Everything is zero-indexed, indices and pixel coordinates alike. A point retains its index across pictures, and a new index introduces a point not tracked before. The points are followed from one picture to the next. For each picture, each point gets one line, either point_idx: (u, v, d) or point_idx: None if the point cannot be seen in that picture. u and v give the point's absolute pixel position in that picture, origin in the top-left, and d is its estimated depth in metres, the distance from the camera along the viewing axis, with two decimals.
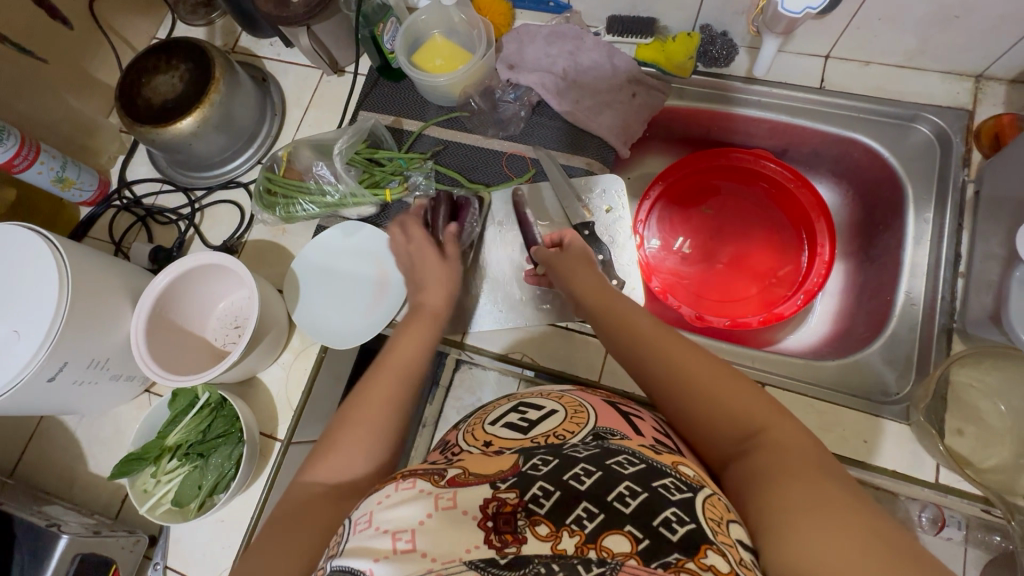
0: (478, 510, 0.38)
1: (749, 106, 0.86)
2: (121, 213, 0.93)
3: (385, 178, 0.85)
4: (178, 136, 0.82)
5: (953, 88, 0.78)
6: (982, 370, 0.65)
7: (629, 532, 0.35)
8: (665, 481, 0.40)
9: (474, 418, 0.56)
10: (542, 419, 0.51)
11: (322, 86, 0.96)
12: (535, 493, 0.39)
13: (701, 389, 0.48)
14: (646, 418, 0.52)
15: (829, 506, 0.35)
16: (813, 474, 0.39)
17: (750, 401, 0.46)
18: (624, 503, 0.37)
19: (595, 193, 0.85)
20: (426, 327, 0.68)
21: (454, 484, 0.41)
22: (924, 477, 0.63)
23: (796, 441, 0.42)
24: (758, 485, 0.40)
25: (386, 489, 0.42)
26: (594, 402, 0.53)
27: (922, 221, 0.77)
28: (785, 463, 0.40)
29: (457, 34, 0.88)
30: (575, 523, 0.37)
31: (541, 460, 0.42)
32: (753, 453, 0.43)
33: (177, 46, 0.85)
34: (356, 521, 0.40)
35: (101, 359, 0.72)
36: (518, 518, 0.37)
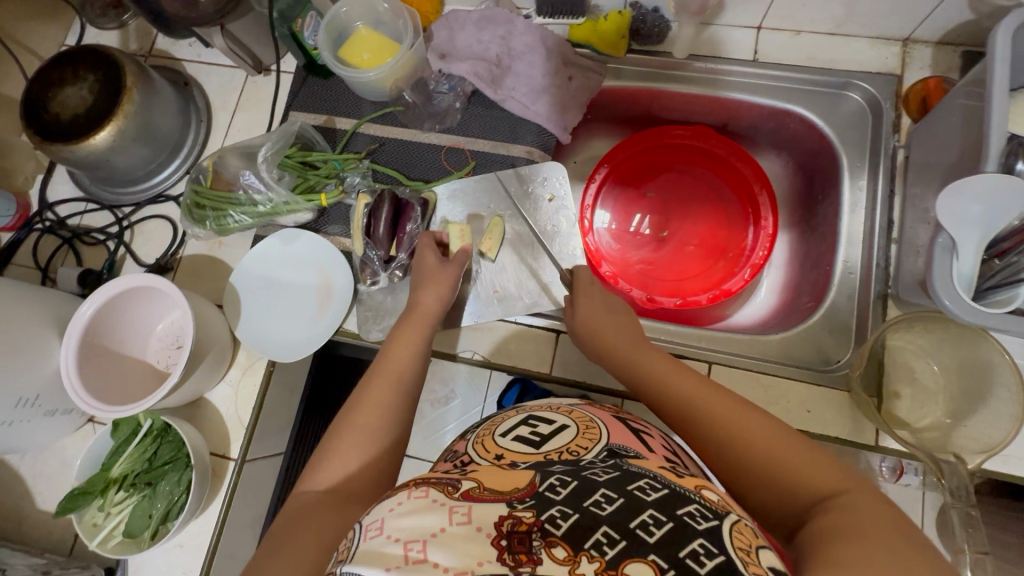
0: (493, 526, 0.38)
1: (738, 89, 0.83)
2: (45, 236, 0.88)
3: (320, 182, 0.82)
4: (94, 152, 0.77)
5: (882, 53, 0.78)
6: (914, 333, 0.67)
7: (653, 562, 0.36)
8: (690, 509, 0.40)
9: (484, 427, 0.58)
10: (555, 434, 0.53)
11: (248, 87, 0.92)
12: (552, 514, 0.39)
13: (749, 439, 0.47)
14: (655, 434, 0.55)
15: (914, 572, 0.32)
16: (891, 535, 0.35)
17: (809, 463, 0.44)
18: (648, 531, 0.38)
19: (537, 182, 0.84)
20: (420, 327, 0.67)
21: (468, 497, 0.42)
22: (864, 440, 0.66)
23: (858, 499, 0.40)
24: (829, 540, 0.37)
25: (397, 496, 0.42)
26: (605, 419, 0.56)
27: (857, 189, 0.77)
28: (853, 519, 0.37)
29: (384, 25, 0.84)
30: (594, 548, 0.37)
31: (558, 481, 0.43)
32: (819, 517, 0.40)
33: (84, 54, 0.80)
34: (365, 527, 0.40)
35: (30, 397, 0.68)
36: (533, 539, 0.37)
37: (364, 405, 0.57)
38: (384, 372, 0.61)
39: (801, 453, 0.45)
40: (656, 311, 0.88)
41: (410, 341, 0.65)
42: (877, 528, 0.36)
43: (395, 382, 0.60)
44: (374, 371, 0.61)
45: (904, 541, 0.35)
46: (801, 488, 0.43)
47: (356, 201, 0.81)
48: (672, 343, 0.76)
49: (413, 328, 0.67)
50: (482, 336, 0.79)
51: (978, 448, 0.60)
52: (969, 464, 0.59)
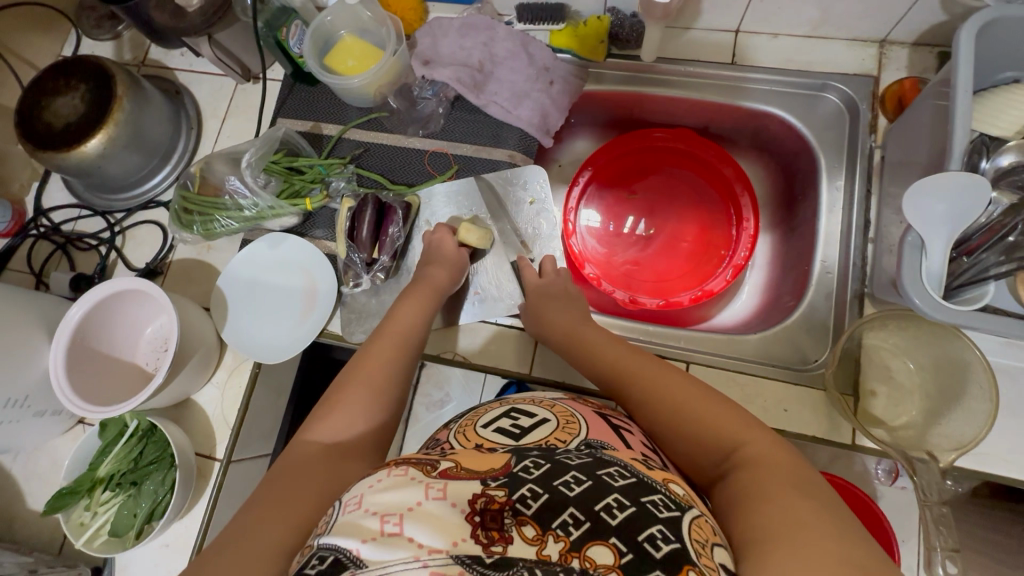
0: (467, 503, 0.39)
1: (756, 97, 0.83)
2: (40, 242, 0.90)
3: (305, 187, 0.83)
4: (85, 159, 0.79)
5: (859, 55, 0.78)
6: (889, 331, 0.67)
7: (613, 545, 0.37)
8: (654, 498, 0.41)
9: (466, 419, 0.59)
10: (535, 427, 0.53)
11: (237, 95, 0.94)
12: (524, 493, 0.40)
13: (683, 411, 0.52)
14: (635, 431, 0.55)
15: (800, 525, 0.37)
16: (788, 492, 0.40)
17: (732, 424, 0.49)
18: (611, 514, 0.39)
19: (518, 185, 0.85)
20: (421, 306, 0.70)
21: (445, 475, 0.42)
22: (840, 439, 0.66)
23: (772, 461, 0.44)
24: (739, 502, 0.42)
25: (378, 474, 0.43)
26: (585, 413, 0.57)
27: (835, 189, 0.78)
28: (761, 480, 0.42)
29: (369, 34, 0.86)
30: (560, 528, 0.38)
31: (532, 463, 0.43)
32: (731, 474, 0.45)
33: (78, 66, 0.82)
34: (346, 502, 0.41)
35: (20, 397, 0.70)
36: (505, 516, 0.39)
37: (359, 376, 0.58)
38: (389, 334, 0.64)
39: (728, 418, 0.49)
40: (637, 311, 0.88)
41: (417, 309, 0.69)
42: (780, 487, 0.41)
43: (399, 347, 0.63)
44: (378, 334, 0.64)
45: (800, 495, 0.40)
46: (717, 444, 0.48)
47: (340, 205, 0.82)
48: (649, 343, 0.77)
49: (408, 307, 0.69)
50: (463, 336, 0.80)
51: (951, 445, 0.60)
52: (941, 461, 0.59)
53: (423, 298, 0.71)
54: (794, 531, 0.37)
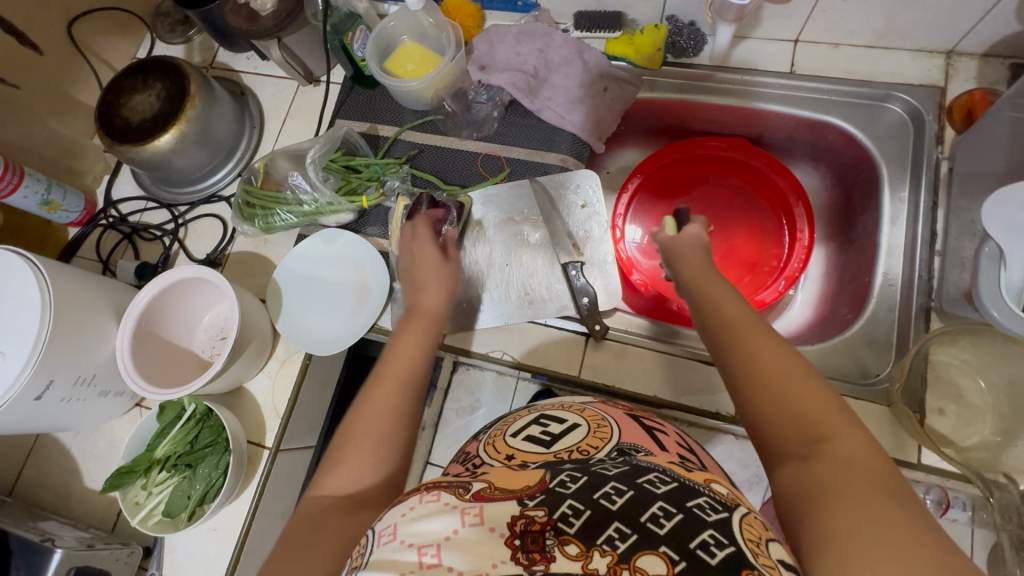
0: (506, 527, 0.38)
1: (766, 99, 0.84)
2: (108, 232, 0.94)
3: (362, 184, 0.85)
4: (157, 153, 0.83)
5: (924, 66, 0.77)
6: (959, 347, 0.64)
7: (664, 554, 0.36)
8: (700, 501, 0.40)
9: (495, 428, 0.58)
10: (565, 433, 0.53)
11: (298, 97, 0.97)
12: (565, 512, 0.39)
13: (777, 386, 0.43)
14: (669, 431, 0.55)
15: (889, 536, 0.31)
16: (879, 497, 0.34)
17: (827, 409, 0.41)
18: (658, 523, 0.38)
19: (570, 189, 0.85)
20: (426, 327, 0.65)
21: (480, 498, 0.42)
22: (907, 458, 0.63)
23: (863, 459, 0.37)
24: (813, 492, 0.36)
25: (409, 501, 0.42)
26: (617, 416, 0.56)
27: (898, 200, 0.76)
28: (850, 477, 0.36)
29: (428, 39, 0.88)
30: (607, 543, 0.37)
31: (568, 477, 0.43)
32: (817, 458, 0.38)
33: (154, 66, 0.87)
34: (379, 533, 0.40)
35: (88, 376, 0.73)
36: (546, 537, 0.37)
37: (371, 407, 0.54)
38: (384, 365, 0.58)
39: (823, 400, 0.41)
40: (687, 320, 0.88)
41: (410, 335, 0.63)
42: (869, 495, 0.34)
43: (398, 373, 0.57)
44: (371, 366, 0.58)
45: (893, 505, 0.34)
46: (807, 423, 0.40)
47: (396, 203, 0.83)
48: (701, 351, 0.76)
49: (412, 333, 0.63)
50: (515, 339, 0.80)
51: None
52: (1021, 484, 0.57)
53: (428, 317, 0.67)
54: (879, 539, 0.31)
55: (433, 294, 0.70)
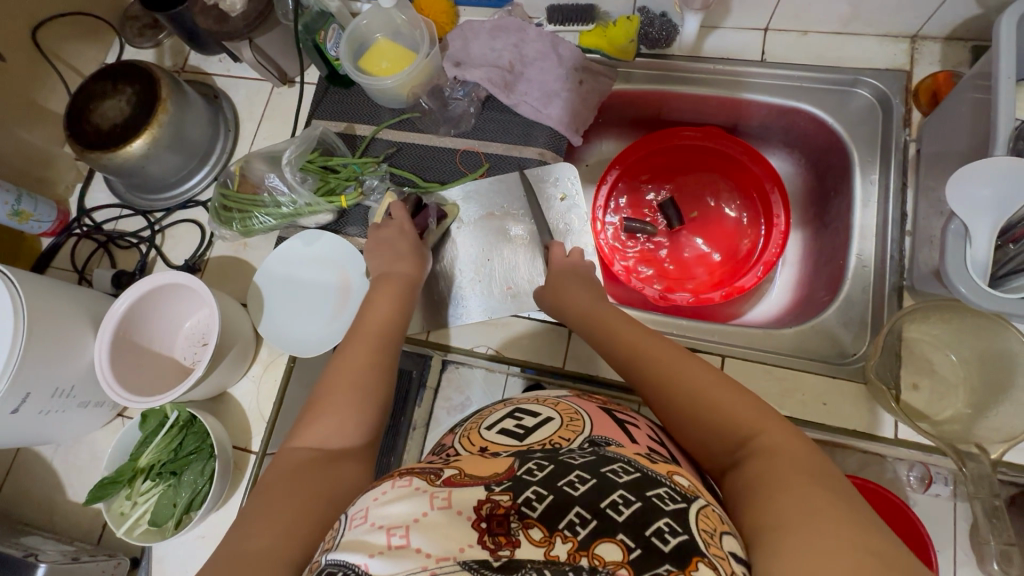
0: (472, 510, 0.39)
1: (756, 89, 0.84)
2: (83, 241, 0.93)
3: (340, 185, 0.84)
4: (129, 159, 0.81)
5: (890, 50, 0.79)
6: (931, 324, 0.66)
7: (621, 541, 0.37)
8: (660, 490, 0.41)
9: (470, 422, 0.59)
10: (539, 425, 0.53)
11: (273, 98, 0.96)
12: (529, 496, 0.40)
13: (698, 399, 0.49)
14: (640, 425, 0.55)
15: (814, 514, 0.36)
16: (804, 482, 0.39)
17: (747, 410, 0.47)
18: (617, 511, 0.38)
19: (548, 182, 0.85)
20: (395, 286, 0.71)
21: (449, 483, 0.42)
22: (883, 434, 0.65)
23: (787, 451, 0.42)
24: (749, 491, 0.41)
25: (382, 487, 0.42)
26: (589, 410, 0.56)
27: (869, 182, 0.77)
28: (779, 469, 0.40)
29: (402, 36, 0.88)
30: (567, 529, 0.38)
31: (536, 465, 0.43)
32: (748, 460, 0.43)
33: (123, 70, 0.85)
34: (351, 516, 0.40)
35: (66, 387, 0.72)
36: (511, 521, 0.38)
37: (344, 365, 0.58)
38: (365, 330, 0.64)
39: (741, 403, 0.47)
40: (670, 308, 0.89)
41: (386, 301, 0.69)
42: (792, 478, 0.39)
43: (378, 341, 0.62)
44: (354, 331, 0.64)
45: (815, 485, 0.38)
46: (734, 430, 0.46)
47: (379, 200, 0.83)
48: (683, 337, 0.76)
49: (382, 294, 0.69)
50: (498, 330, 0.80)
51: (1001, 438, 0.59)
52: (992, 454, 0.58)
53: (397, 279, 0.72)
54: (805, 522, 0.35)
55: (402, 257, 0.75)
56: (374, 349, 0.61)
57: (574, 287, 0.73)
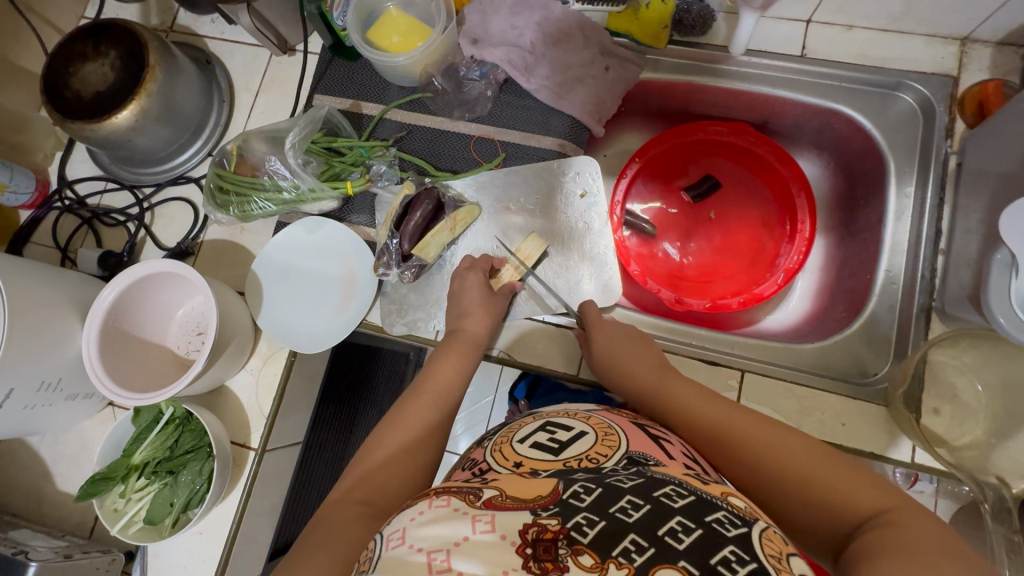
0: (517, 534, 0.38)
1: (786, 86, 0.80)
2: (65, 215, 0.87)
3: (345, 169, 0.79)
4: (115, 131, 0.75)
5: (939, 53, 0.74)
6: (959, 349, 0.64)
7: (683, 568, 0.36)
8: (718, 515, 0.39)
9: (502, 434, 0.57)
10: (572, 441, 0.51)
11: (271, 68, 0.89)
12: (578, 521, 0.39)
13: (793, 468, 0.47)
14: (673, 441, 0.53)
15: None
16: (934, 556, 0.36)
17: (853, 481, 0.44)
18: (677, 538, 0.37)
19: (569, 176, 0.81)
20: (464, 350, 0.68)
21: (491, 506, 0.41)
22: (900, 458, 0.64)
23: (916, 525, 0.39)
24: (862, 559, 0.39)
25: (419, 505, 0.42)
26: (623, 424, 0.55)
27: (903, 196, 0.74)
28: (903, 539, 0.38)
29: (415, 6, 0.81)
30: (622, 555, 0.36)
31: (582, 489, 0.42)
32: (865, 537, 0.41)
33: (104, 29, 0.77)
34: (387, 536, 0.40)
35: (52, 380, 0.68)
36: (559, 546, 0.37)
37: (396, 426, 0.59)
38: (426, 400, 0.62)
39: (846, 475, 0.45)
40: (684, 313, 0.86)
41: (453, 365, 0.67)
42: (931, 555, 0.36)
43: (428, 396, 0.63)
44: (415, 393, 0.63)
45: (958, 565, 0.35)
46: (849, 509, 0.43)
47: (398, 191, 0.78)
48: (699, 348, 0.75)
49: (449, 356, 0.68)
50: (512, 331, 0.77)
51: None
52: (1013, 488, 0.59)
53: (466, 344, 0.70)
54: None
55: (478, 319, 0.71)
56: (421, 409, 0.61)
57: (614, 339, 0.69)
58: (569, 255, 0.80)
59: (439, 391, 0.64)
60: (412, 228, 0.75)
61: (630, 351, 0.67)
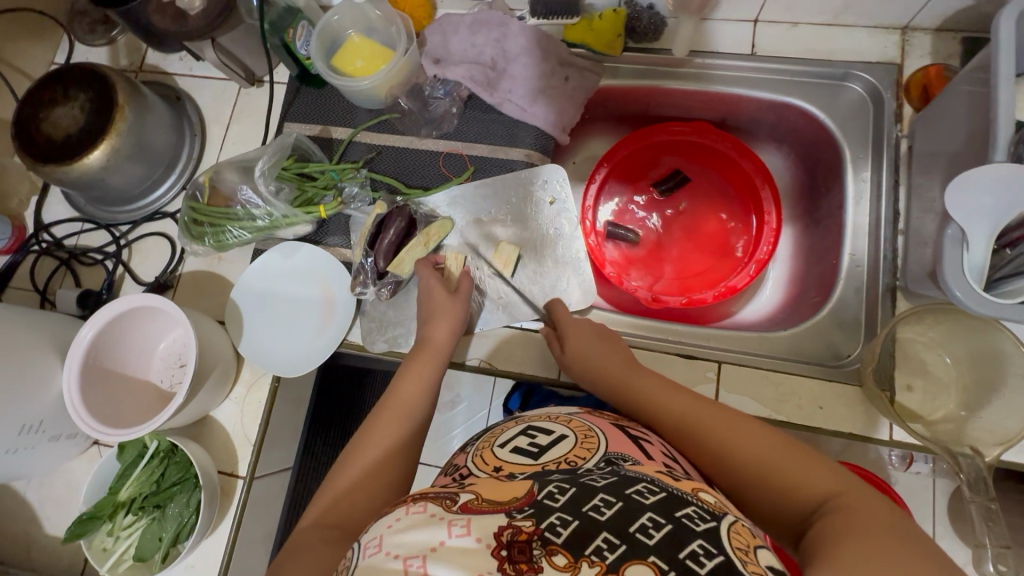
0: (493, 537, 0.38)
1: (738, 83, 0.82)
2: (43, 258, 0.87)
3: (318, 194, 0.80)
4: (87, 172, 0.76)
5: (881, 43, 0.77)
6: (924, 325, 0.66)
7: (652, 564, 0.37)
8: (688, 511, 0.41)
9: (483, 439, 0.57)
10: (552, 443, 0.52)
11: (241, 100, 0.91)
12: (552, 522, 0.39)
13: (760, 461, 0.47)
14: (654, 441, 0.54)
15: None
16: (888, 539, 0.37)
17: (821, 474, 0.44)
18: (647, 534, 0.38)
19: (538, 185, 0.83)
20: (429, 365, 0.66)
21: (467, 510, 0.41)
22: (878, 435, 0.65)
23: (873, 510, 0.39)
24: (822, 546, 0.38)
25: (396, 513, 0.42)
26: (602, 425, 0.56)
27: (860, 180, 0.76)
28: (860, 523, 0.38)
29: (377, 32, 0.83)
30: (595, 553, 0.37)
31: (556, 489, 0.43)
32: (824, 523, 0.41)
33: (72, 74, 0.78)
34: (365, 545, 0.40)
35: (34, 423, 0.68)
36: (533, 547, 0.38)
37: (369, 438, 0.58)
38: (393, 411, 0.61)
39: (808, 465, 0.46)
40: (661, 309, 0.87)
41: (419, 379, 0.65)
42: (888, 541, 0.36)
43: (399, 416, 0.61)
44: (380, 409, 0.61)
45: (914, 556, 0.35)
46: (806, 494, 0.44)
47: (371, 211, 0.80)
48: (678, 343, 0.76)
49: (416, 368, 0.66)
50: (490, 341, 0.78)
51: (994, 439, 0.59)
52: (987, 456, 0.58)
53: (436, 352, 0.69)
54: None
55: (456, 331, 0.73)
56: (393, 425, 0.59)
57: (588, 341, 0.68)
58: (543, 262, 0.81)
59: (418, 403, 0.63)
60: (386, 246, 0.76)
61: (603, 351, 0.67)
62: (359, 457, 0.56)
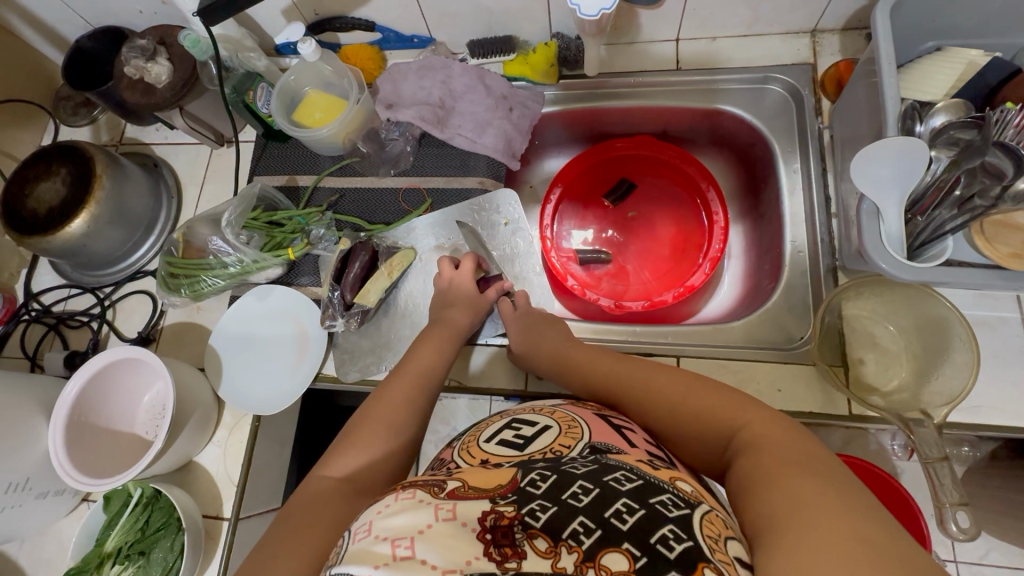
0: (477, 521, 0.39)
1: (668, 96, 0.88)
2: (32, 325, 0.91)
3: (286, 238, 0.85)
4: (70, 240, 0.81)
5: (794, 46, 0.83)
6: (865, 299, 0.69)
7: (627, 550, 0.38)
8: (663, 498, 0.42)
9: (468, 435, 0.59)
10: (537, 435, 0.54)
11: (213, 160, 0.98)
12: (532, 507, 0.41)
13: (685, 409, 0.53)
14: (637, 430, 0.55)
15: (807, 505, 0.37)
16: (784, 465, 0.41)
17: (731, 410, 0.50)
18: (621, 519, 0.40)
19: (491, 209, 0.88)
20: (444, 336, 0.73)
21: (453, 496, 0.42)
22: (836, 411, 0.67)
23: (774, 441, 0.44)
24: (740, 484, 0.43)
25: (385, 500, 0.43)
26: (586, 416, 0.57)
27: (791, 172, 0.80)
28: (763, 458, 0.43)
29: (333, 86, 0.89)
30: (572, 538, 0.39)
31: (539, 476, 0.44)
32: (736, 458, 0.46)
33: (55, 150, 0.85)
34: (355, 531, 0.41)
35: (21, 481, 0.70)
36: (516, 531, 0.39)
37: (383, 401, 0.62)
38: (408, 374, 0.66)
39: (723, 404, 0.51)
40: (625, 315, 0.90)
41: (434, 352, 0.70)
42: (782, 465, 0.41)
43: (415, 384, 0.65)
44: (396, 375, 0.67)
45: (802, 470, 0.40)
46: (721, 431, 0.49)
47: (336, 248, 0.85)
48: (637, 343, 0.78)
49: (429, 344, 0.71)
50: (460, 359, 0.81)
51: (943, 400, 0.61)
52: (935, 417, 0.59)
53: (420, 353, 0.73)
54: (800, 519, 0.37)
55: None
56: (409, 394, 0.64)
57: (541, 325, 0.76)
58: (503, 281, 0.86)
59: (434, 370, 0.68)
60: (352, 279, 0.81)
61: (555, 334, 0.74)
62: (373, 419, 0.60)
